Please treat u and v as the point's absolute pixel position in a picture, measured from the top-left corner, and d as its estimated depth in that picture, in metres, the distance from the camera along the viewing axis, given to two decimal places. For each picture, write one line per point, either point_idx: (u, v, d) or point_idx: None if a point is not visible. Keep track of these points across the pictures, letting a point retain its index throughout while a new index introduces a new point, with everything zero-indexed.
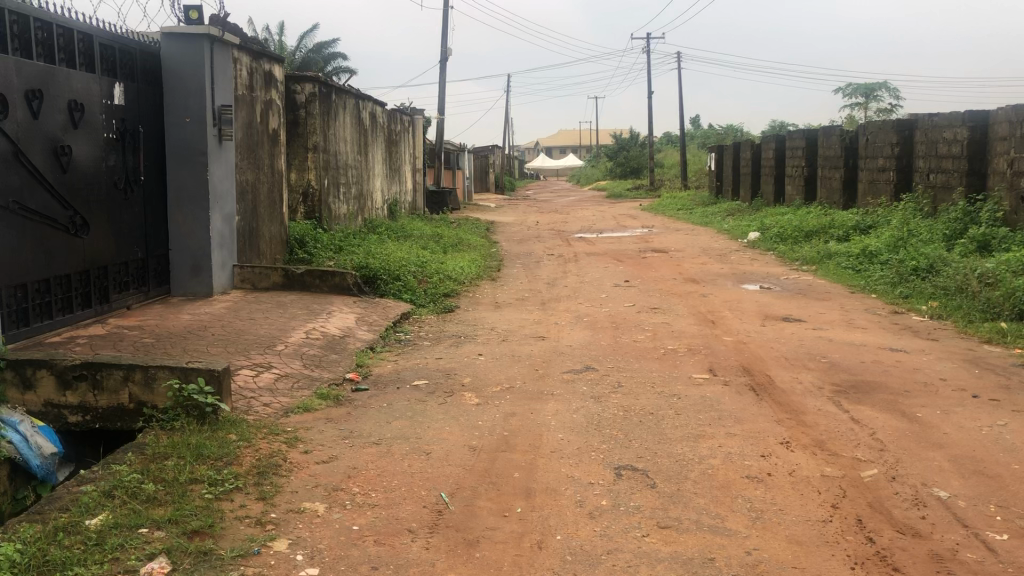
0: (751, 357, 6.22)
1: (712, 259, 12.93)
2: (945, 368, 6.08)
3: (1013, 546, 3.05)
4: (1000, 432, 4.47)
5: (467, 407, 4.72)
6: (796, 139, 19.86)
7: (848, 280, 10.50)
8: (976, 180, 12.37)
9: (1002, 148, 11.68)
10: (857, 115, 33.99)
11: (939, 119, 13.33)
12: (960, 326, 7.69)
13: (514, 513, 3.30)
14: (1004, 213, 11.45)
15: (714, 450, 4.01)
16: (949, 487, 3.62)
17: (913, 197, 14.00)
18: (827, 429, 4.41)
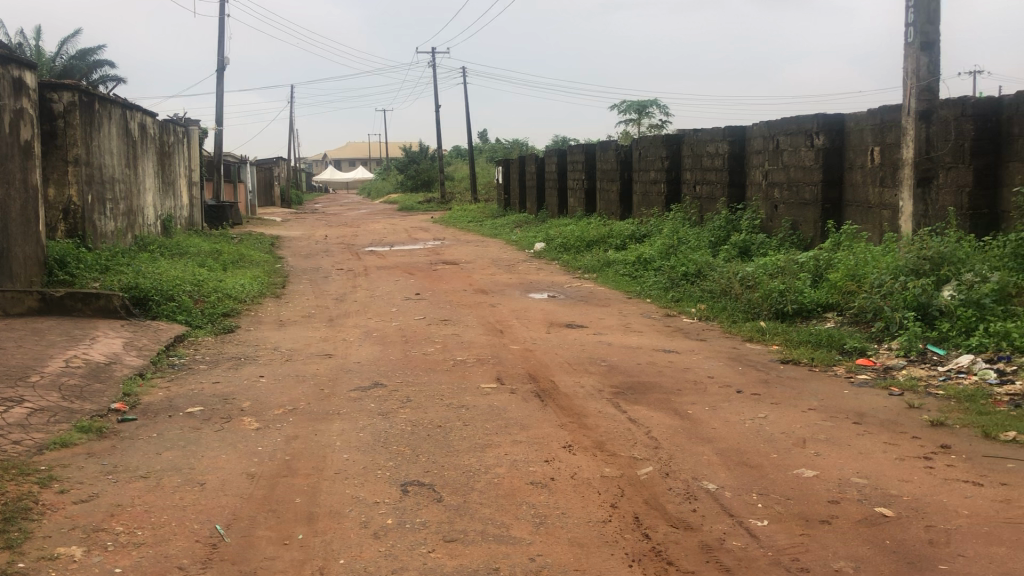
0: (536, 364, 6.37)
1: (500, 270, 13.20)
2: (712, 366, 6.50)
3: (772, 531, 3.29)
4: (760, 424, 4.82)
5: (246, 433, 4.52)
6: (576, 153, 20.71)
7: (625, 286, 11.03)
8: (736, 191, 13.39)
9: (758, 161, 12.69)
10: (631, 129, 35.92)
11: (703, 134, 14.28)
12: (725, 326, 8.26)
13: (295, 540, 3.19)
14: (761, 221, 12.48)
15: (499, 459, 4.05)
16: (717, 479, 3.85)
17: (682, 207, 14.92)
18: (606, 430, 4.58)
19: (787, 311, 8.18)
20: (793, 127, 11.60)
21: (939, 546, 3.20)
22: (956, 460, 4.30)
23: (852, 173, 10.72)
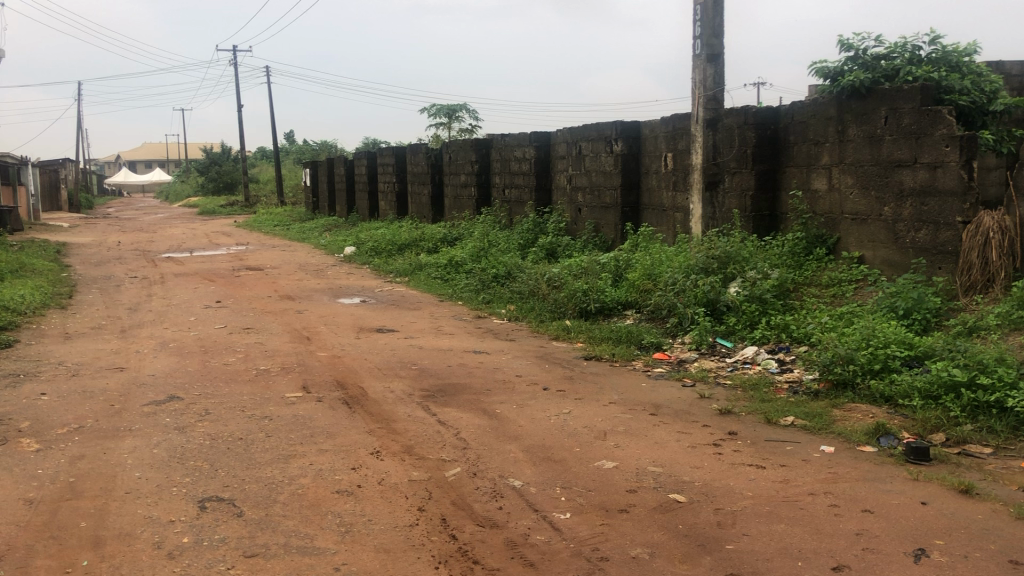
0: (344, 370, 6.28)
1: (308, 275, 12.92)
2: (520, 365, 6.63)
3: (574, 523, 3.40)
4: (565, 420, 4.97)
5: (24, 456, 4.18)
6: (386, 156, 20.58)
7: (436, 289, 11.07)
8: (543, 195, 13.76)
9: (562, 166, 13.09)
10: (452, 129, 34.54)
11: (510, 139, 14.56)
12: (532, 326, 8.46)
13: (80, 568, 2.98)
14: (566, 224, 12.88)
15: (304, 469, 3.97)
16: (522, 476, 3.93)
17: (491, 211, 15.16)
18: (415, 434, 4.58)
19: (591, 309, 8.48)
20: (594, 133, 12.03)
21: (726, 527, 3.42)
22: (742, 445, 4.61)
23: (648, 178, 11.26)
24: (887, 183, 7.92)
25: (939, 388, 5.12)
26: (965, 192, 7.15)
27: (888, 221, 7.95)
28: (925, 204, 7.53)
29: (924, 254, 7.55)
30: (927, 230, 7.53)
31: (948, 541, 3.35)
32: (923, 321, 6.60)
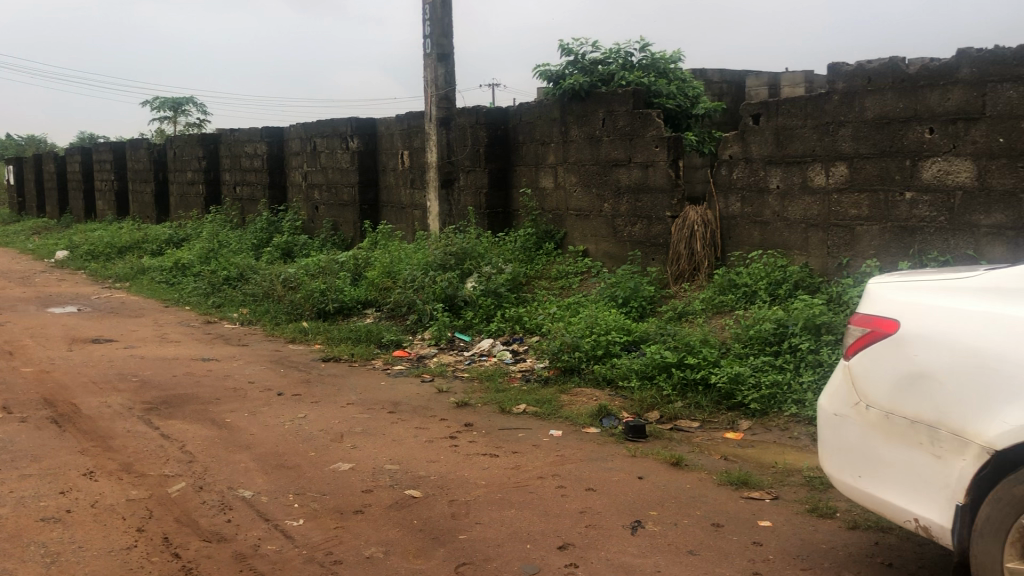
0: (53, 386, 5.74)
1: (12, 283, 11.70)
2: (253, 371, 6.40)
3: (307, 529, 3.33)
4: (299, 424, 4.86)
5: None
6: (102, 151, 19.09)
7: (162, 294, 10.42)
8: (277, 193, 13.38)
9: (296, 162, 12.79)
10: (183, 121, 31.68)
11: (240, 135, 13.99)
12: (267, 329, 8.18)
13: None
14: (302, 222, 12.61)
15: (3, 498, 3.59)
16: (253, 486, 3.79)
17: (222, 209, 14.51)
18: (134, 450, 4.28)
19: (328, 310, 8.35)
20: (328, 130, 11.85)
21: (459, 517, 3.49)
22: (476, 436, 4.73)
23: (384, 175, 11.27)
24: (606, 181, 8.43)
25: (653, 369, 5.54)
26: (673, 189, 7.79)
27: (608, 217, 8.48)
28: (640, 200, 8.10)
29: (639, 247, 8.15)
30: (642, 224, 8.11)
31: (660, 511, 3.62)
32: (640, 309, 7.11)
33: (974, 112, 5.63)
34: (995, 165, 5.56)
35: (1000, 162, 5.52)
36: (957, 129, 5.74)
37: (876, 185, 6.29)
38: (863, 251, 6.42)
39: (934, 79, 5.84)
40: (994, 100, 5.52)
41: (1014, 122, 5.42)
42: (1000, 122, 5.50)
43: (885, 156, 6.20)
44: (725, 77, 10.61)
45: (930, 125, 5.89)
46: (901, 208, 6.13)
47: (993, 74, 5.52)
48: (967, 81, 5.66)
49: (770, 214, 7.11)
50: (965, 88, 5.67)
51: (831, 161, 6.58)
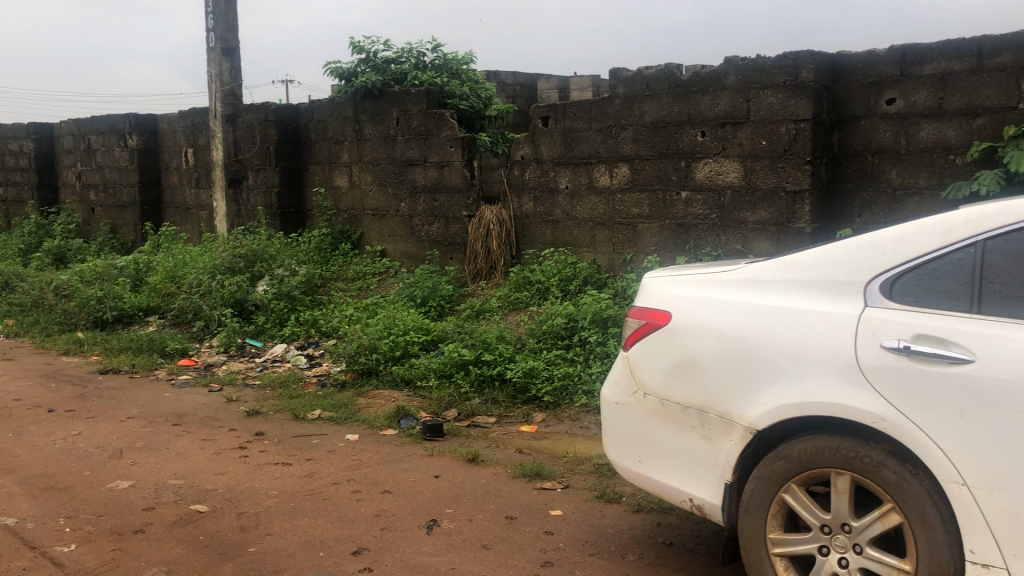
0: None
1: None
2: (19, 387, 5.89)
3: (79, 555, 3.11)
4: (72, 443, 4.52)
5: None
6: None
7: None
8: (48, 194, 12.42)
9: (69, 161, 11.93)
10: None
11: (2, 131, 12.87)
12: (36, 341, 7.55)
13: None
14: (77, 225, 11.77)
15: None
16: (18, 513, 3.49)
17: None
18: None
19: (107, 318, 7.83)
20: (103, 126, 11.12)
21: (249, 530, 3.37)
22: (268, 444, 4.59)
23: (168, 175, 10.71)
24: (402, 181, 8.41)
25: (451, 367, 5.56)
26: (468, 188, 7.88)
27: (404, 216, 8.47)
28: (435, 200, 8.14)
29: (437, 246, 8.19)
30: (438, 224, 8.16)
31: (455, 508, 3.65)
32: (438, 308, 7.14)
33: (740, 116, 6.06)
34: (759, 165, 6.00)
35: (764, 163, 5.96)
36: (725, 132, 6.15)
37: (656, 185, 6.63)
38: (645, 247, 6.75)
39: (705, 85, 6.23)
40: (757, 105, 5.95)
41: (774, 125, 5.88)
42: (762, 125, 5.94)
43: (664, 157, 6.55)
44: (519, 80, 10.84)
45: (702, 128, 6.28)
46: (679, 206, 6.50)
47: (756, 81, 5.95)
48: (733, 87, 6.08)
49: (560, 213, 7.34)
50: (732, 94, 6.08)
51: (615, 162, 6.88)
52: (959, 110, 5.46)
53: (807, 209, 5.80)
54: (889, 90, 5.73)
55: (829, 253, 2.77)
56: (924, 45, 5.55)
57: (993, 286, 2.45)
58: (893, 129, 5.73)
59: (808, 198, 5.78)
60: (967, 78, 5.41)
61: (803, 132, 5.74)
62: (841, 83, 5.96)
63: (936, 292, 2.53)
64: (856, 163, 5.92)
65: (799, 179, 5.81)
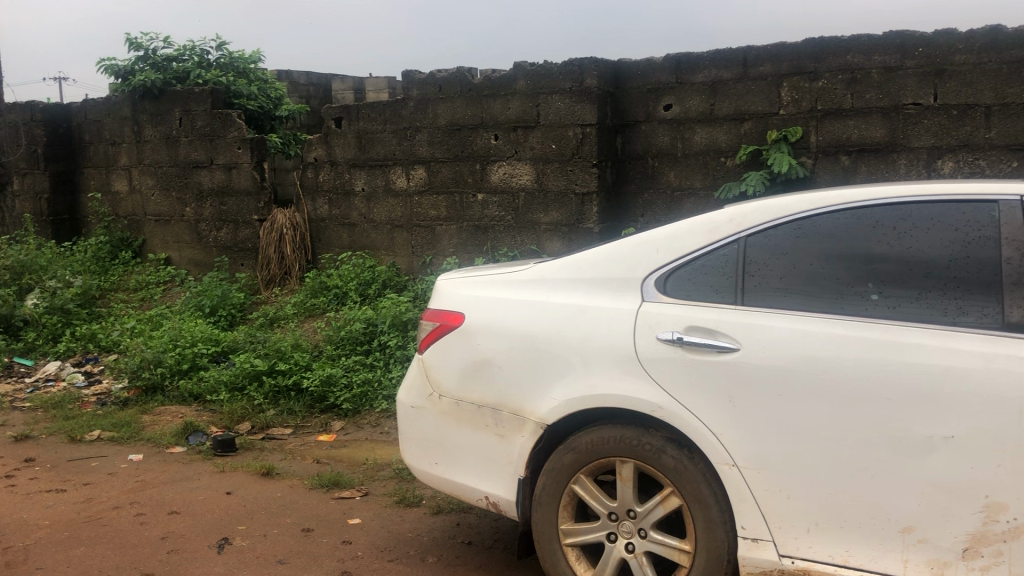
0: None
1: None
2: None
3: None
4: None
5: None
6: None
7: None
8: None
9: None
10: None
11: None
12: None
13: None
14: None
15: None
16: None
17: None
18: None
19: None
20: None
21: (17, 566, 3.10)
22: (39, 471, 4.24)
23: None
24: (187, 184, 8.03)
25: (243, 379, 5.35)
26: (259, 192, 7.62)
27: (191, 222, 8.08)
28: (224, 204, 7.82)
29: (227, 252, 7.87)
30: (228, 229, 7.84)
31: (249, 525, 3.52)
32: (229, 317, 6.87)
33: (530, 120, 6.21)
34: (549, 168, 6.17)
35: (554, 166, 6.14)
36: (517, 136, 6.29)
37: (452, 187, 6.68)
38: (443, 249, 6.79)
39: (495, 89, 6.34)
40: (546, 110, 6.12)
41: (563, 129, 6.06)
42: (551, 129, 6.12)
43: (458, 160, 6.61)
44: (312, 80, 10.60)
45: (495, 131, 6.39)
46: (475, 209, 6.59)
47: (543, 86, 6.12)
48: (523, 91, 6.22)
49: (357, 216, 7.25)
50: (522, 98, 6.22)
51: (410, 164, 6.87)
52: (728, 115, 5.85)
53: (595, 209, 6.03)
54: (667, 97, 6.06)
55: (611, 252, 2.88)
56: (697, 54, 5.90)
57: (755, 279, 2.64)
58: (671, 134, 6.07)
59: (596, 199, 6.01)
60: (735, 85, 5.81)
61: (589, 136, 5.96)
62: (623, 88, 6.22)
63: (705, 286, 2.69)
64: (640, 166, 6.22)
65: (587, 182, 6.03)
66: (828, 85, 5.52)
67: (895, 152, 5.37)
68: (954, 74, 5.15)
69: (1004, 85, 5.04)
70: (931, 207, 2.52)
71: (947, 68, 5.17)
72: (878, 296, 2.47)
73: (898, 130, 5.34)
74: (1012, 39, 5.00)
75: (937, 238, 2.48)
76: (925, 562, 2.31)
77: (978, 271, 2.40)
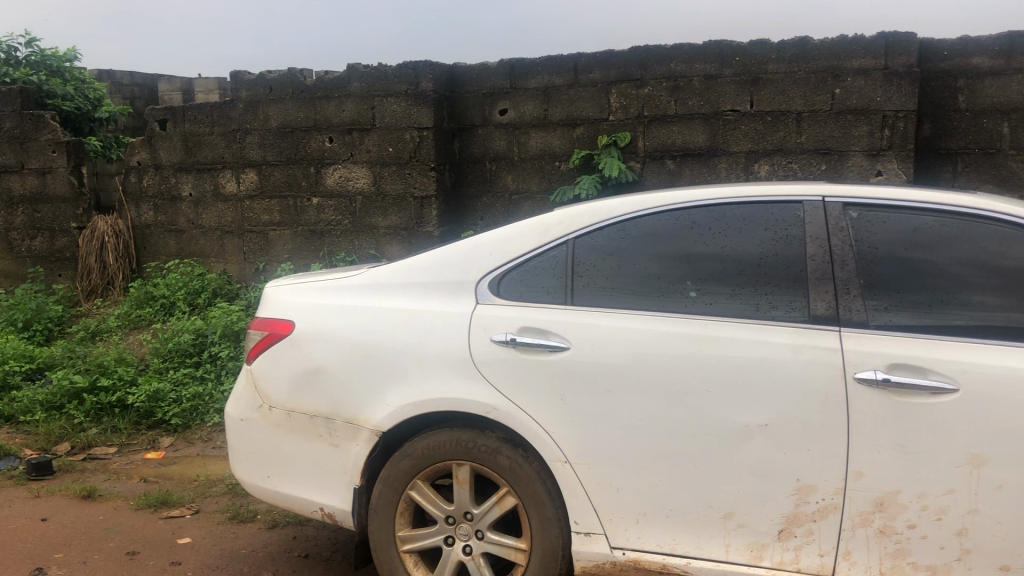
0: None
1: None
2: None
3: None
4: None
5: None
6: None
7: None
8: None
9: None
10: None
11: None
12: None
13: None
14: None
15: None
16: None
17: None
18: None
19: None
20: None
21: None
22: None
23: None
24: None
25: (61, 397, 5.02)
26: (76, 198, 7.19)
27: None
28: (37, 211, 7.31)
29: (42, 262, 7.38)
30: (42, 237, 7.35)
31: (67, 552, 3.31)
32: (45, 332, 6.44)
33: (365, 123, 6.14)
34: (386, 171, 6.12)
35: (391, 169, 6.10)
36: (352, 139, 6.20)
37: (285, 191, 6.52)
38: (277, 256, 6.61)
39: (328, 91, 6.24)
40: (381, 113, 6.07)
41: (399, 132, 6.03)
42: (387, 132, 6.07)
43: (292, 163, 6.46)
44: (136, 80, 10.10)
45: (330, 134, 6.28)
46: (310, 213, 6.45)
47: (378, 88, 6.06)
48: (357, 94, 6.14)
49: (185, 222, 6.96)
50: (356, 101, 6.15)
51: (241, 167, 6.65)
52: (561, 120, 5.99)
53: (433, 213, 6.03)
54: (502, 101, 6.13)
55: (443, 256, 2.88)
56: (529, 60, 6.00)
57: (584, 279, 2.70)
58: (506, 138, 6.15)
59: (434, 203, 6.02)
60: (566, 91, 5.94)
61: (426, 139, 5.96)
62: (458, 92, 6.24)
63: (536, 287, 2.74)
64: (476, 169, 6.26)
65: (424, 185, 6.02)
66: (654, 92, 5.73)
67: (716, 156, 5.63)
68: (768, 82, 5.45)
69: (812, 93, 5.37)
70: (743, 209, 2.66)
71: (761, 76, 5.47)
72: (697, 293, 2.59)
73: (718, 135, 5.61)
74: (818, 50, 5.33)
75: (749, 238, 2.61)
76: (745, 545, 2.44)
77: (787, 268, 2.55)
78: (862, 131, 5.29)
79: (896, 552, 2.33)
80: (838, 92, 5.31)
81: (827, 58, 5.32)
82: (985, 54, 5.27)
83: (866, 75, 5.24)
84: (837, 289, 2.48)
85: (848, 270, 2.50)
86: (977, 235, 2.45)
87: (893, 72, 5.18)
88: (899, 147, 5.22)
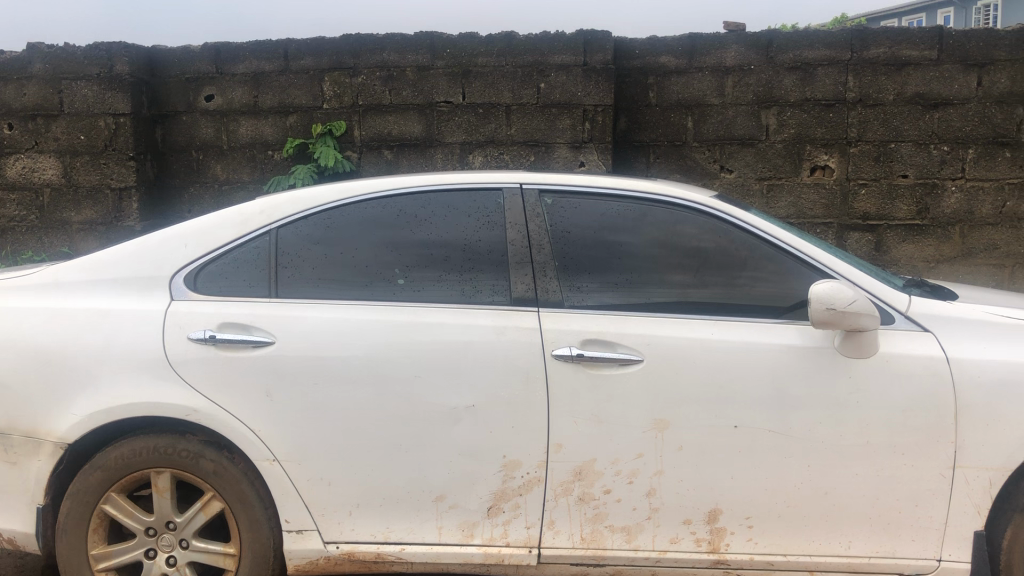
0: None
1: None
2: None
3: None
4: None
5: None
6: None
7: None
8: None
9: None
10: None
11: None
12: None
13: None
14: None
15: None
16: None
17: None
18: None
19: None
20: None
21: None
22: None
23: None
24: None
25: None
26: None
27: None
28: None
29: None
30: None
31: None
32: None
33: (51, 108, 5.60)
34: (78, 162, 5.62)
35: (84, 158, 5.61)
36: (36, 125, 5.64)
37: None
38: None
39: (5, 72, 5.61)
40: (70, 97, 5.56)
41: (91, 118, 5.57)
42: (78, 119, 5.58)
43: None
44: None
45: (8, 120, 5.67)
46: None
47: (64, 71, 5.56)
48: (40, 76, 5.59)
49: None
50: (40, 84, 5.59)
51: None
52: (272, 108, 5.80)
53: (134, 205, 5.63)
54: (207, 87, 5.84)
55: (134, 251, 2.68)
56: (236, 44, 5.75)
57: (288, 270, 2.62)
58: (213, 126, 5.87)
59: (135, 194, 5.62)
60: (277, 78, 5.76)
61: (123, 127, 5.55)
62: (159, 77, 5.86)
63: (238, 280, 2.62)
64: (182, 159, 5.92)
65: (123, 176, 5.60)
66: (367, 82, 5.70)
67: (432, 146, 5.72)
68: (477, 75, 5.59)
69: (519, 87, 5.57)
70: (446, 196, 2.71)
71: (471, 69, 5.59)
72: (405, 281, 2.59)
73: (433, 125, 5.69)
74: (522, 45, 5.53)
75: (452, 225, 2.66)
76: (456, 525, 2.49)
77: (489, 253, 2.62)
78: (565, 124, 5.56)
79: (595, 517, 2.48)
80: (543, 86, 5.54)
81: (531, 53, 5.53)
82: (670, 54, 5.72)
83: (568, 71, 5.50)
84: (535, 272, 2.58)
85: (545, 254, 2.61)
86: (656, 218, 2.65)
87: (591, 68, 5.48)
88: (598, 139, 5.55)
